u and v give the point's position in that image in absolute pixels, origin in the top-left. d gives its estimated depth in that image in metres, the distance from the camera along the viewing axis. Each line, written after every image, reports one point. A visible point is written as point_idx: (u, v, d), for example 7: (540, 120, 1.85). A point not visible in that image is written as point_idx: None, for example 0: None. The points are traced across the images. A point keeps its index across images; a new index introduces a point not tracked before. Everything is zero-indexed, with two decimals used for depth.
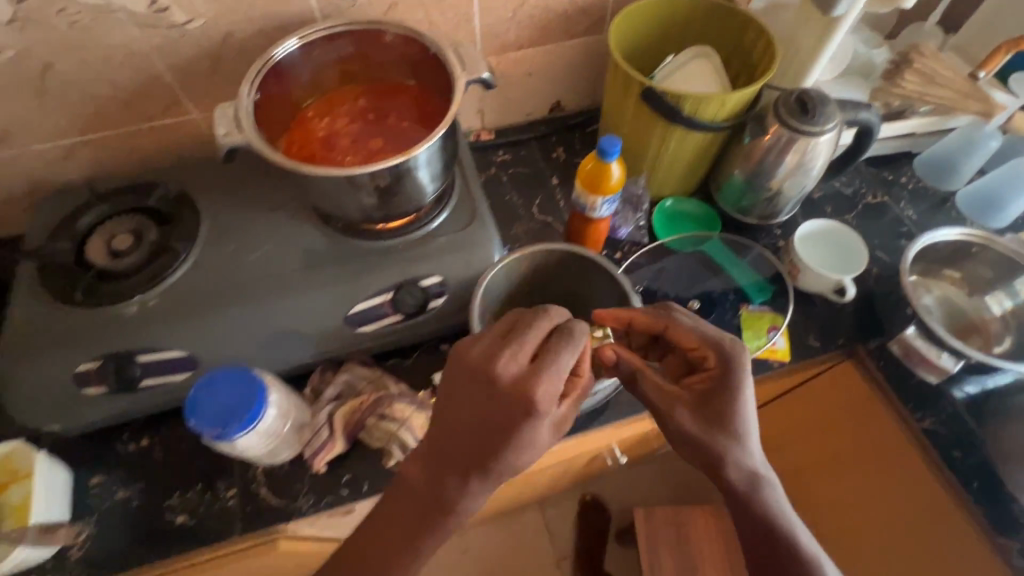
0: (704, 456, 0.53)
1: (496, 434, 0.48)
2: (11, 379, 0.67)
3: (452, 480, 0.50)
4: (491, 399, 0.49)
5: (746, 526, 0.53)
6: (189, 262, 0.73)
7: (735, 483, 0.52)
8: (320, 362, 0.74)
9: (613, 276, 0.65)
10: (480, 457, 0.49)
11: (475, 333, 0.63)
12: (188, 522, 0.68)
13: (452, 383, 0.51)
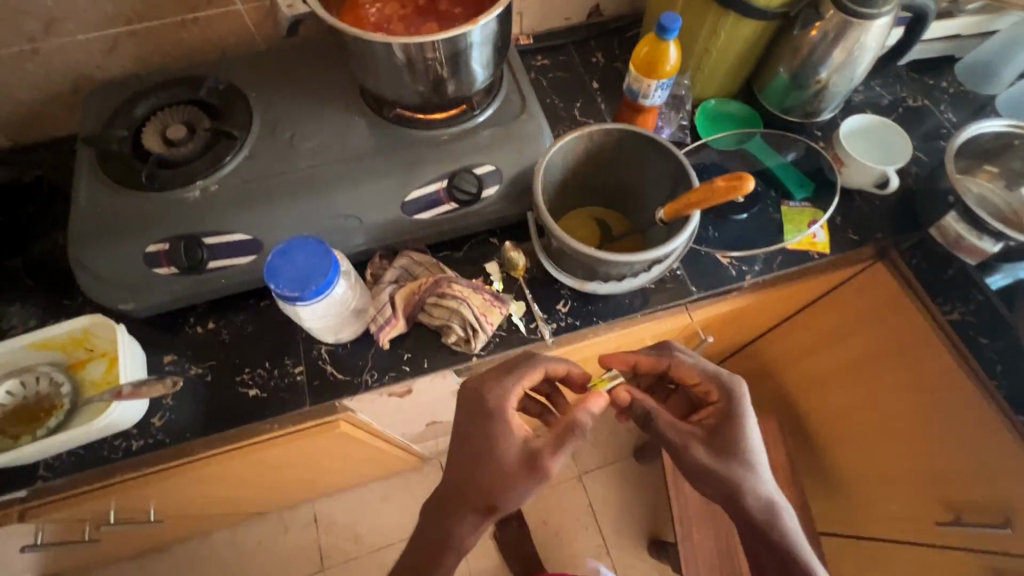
0: (718, 487, 0.60)
1: (501, 464, 0.57)
2: (82, 259, 0.69)
3: (464, 504, 0.57)
4: (503, 436, 0.58)
5: (758, 547, 0.57)
6: (245, 151, 0.74)
7: (747, 503, 0.58)
8: (376, 250, 0.76)
9: (671, 152, 0.65)
10: (488, 483, 0.57)
11: (536, 206, 0.64)
12: (259, 395, 0.71)
13: (470, 411, 0.61)
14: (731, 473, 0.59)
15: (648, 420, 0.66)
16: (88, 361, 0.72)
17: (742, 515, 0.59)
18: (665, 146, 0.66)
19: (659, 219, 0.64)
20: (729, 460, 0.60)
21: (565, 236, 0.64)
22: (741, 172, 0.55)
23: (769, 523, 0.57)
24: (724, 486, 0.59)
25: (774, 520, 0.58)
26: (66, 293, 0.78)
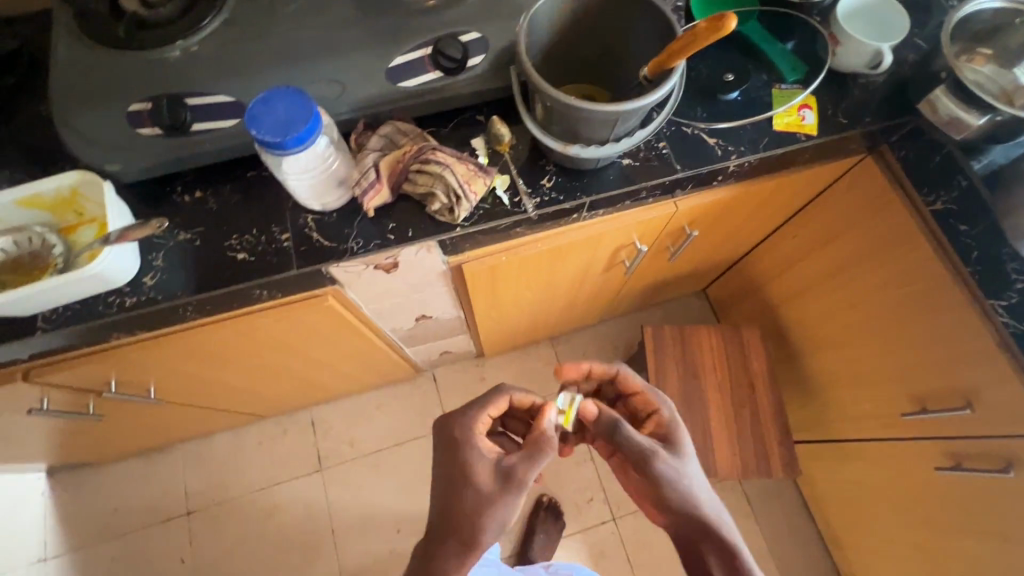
0: (669, 500, 0.64)
1: (472, 484, 0.63)
2: (66, 117, 0.69)
3: (447, 531, 0.62)
4: (474, 466, 0.65)
5: (709, 551, 0.62)
6: (225, 15, 0.73)
7: (696, 514, 0.63)
8: (358, 120, 0.75)
9: (659, 8, 0.64)
10: (464, 500, 0.62)
11: (519, 56, 0.63)
12: (248, 259, 0.73)
13: (441, 460, 0.67)
14: (682, 521, 0.64)
15: (613, 433, 0.67)
16: (79, 226, 0.73)
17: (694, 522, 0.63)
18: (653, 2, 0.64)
19: (643, 76, 0.63)
20: (678, 483, 0.64)
21: (547, 85, 0.63)
22: (724, 13, 0.54)
23: (710, 532, 0.62)
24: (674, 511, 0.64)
25: (718, 529, 0.62)
26: (53, 163, 0.79)
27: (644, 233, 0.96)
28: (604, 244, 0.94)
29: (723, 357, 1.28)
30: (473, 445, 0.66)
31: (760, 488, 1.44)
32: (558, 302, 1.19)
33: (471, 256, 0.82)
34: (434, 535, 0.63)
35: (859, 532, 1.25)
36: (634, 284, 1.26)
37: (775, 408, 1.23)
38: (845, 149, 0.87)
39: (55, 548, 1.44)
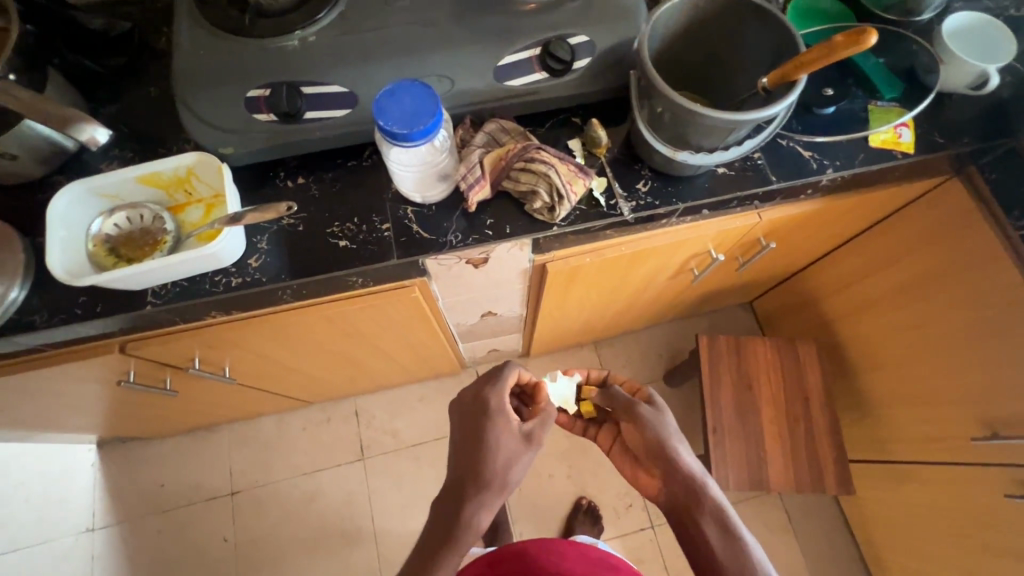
0: (653, 449, 0.71)
1: (496, 446, 0.64)
2: (188, 99, 0.71)
3: (477, 488, 0.62)
4: (500, 434, 0.65)
5: (692, 502, 0.66)
6: (341, 6, 0.74)
7: (675, 461, 0.69)
8: (465, 117, 0.77)
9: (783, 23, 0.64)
10: (490, 465, 0.63)
11: (643, 62, 0.64)
12: (349, 247, 0.75)
13: (467, 418, 0.67)
14: (660, 470, 0.70)
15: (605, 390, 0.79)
16: (187, 206, 0.76)
17: (674, 469, 0.69)
18: (777, 16, 0.65)
19: (762, 87, 0.64)
20: (659, 432, 0.72)
21: (670, 91, 0.64)
22: (864, 26, 0.54)
23: (693, 482, 0.67)
24: (656, 461, 0.71)
25: (700, 480, 0.67)
26: (158, 144, 0.81)
27: (721, 243, 0.96)
28: (682, 251, 0.95)
29: (777, 370, 1.27)
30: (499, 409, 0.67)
31: (802, 503, 1.44)
32: (618, 304, 1.19)
33: (557, 255, 0.83)
34: (461, 489, 0.63)
35: (905, 553, 1.24)
36: (693, 291, 1.26)
37: (829, 424, 1.23)
38: (935, 169, 0.87)
39: (102, 519, 1.48)
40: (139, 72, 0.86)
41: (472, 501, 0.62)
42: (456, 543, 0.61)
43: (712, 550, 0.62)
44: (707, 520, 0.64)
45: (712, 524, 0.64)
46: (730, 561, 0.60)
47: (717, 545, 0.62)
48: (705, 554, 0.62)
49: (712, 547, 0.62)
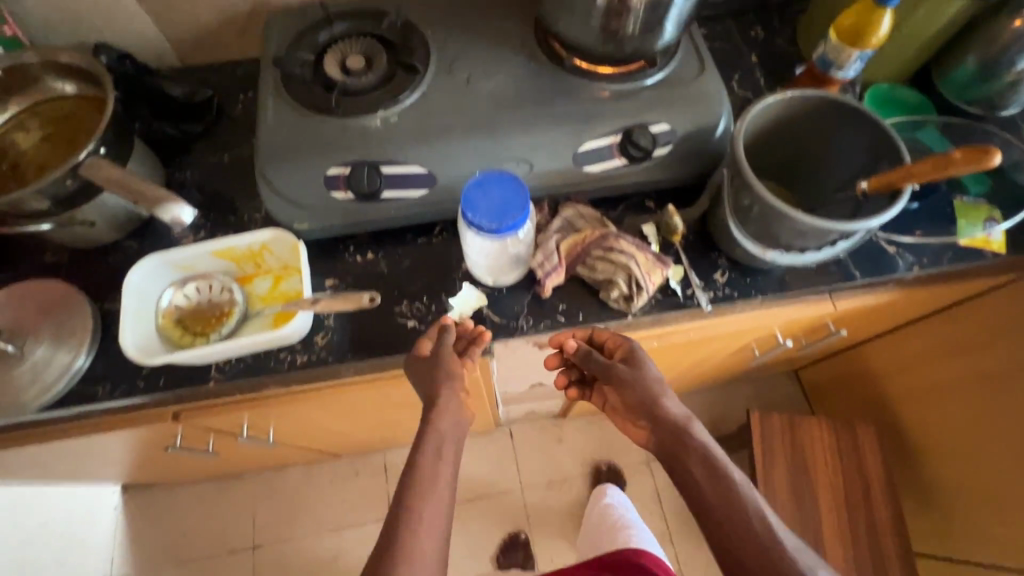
0: (638, 399, 0.62)
1: (453, 410, 0.61)
2: (267, 174, 0.71)
3: (433, 443, 0.59)
4: (448, 398, 0.61)
5: (686, 475, 0.57)
6: (424, 87, 0.75)
7: (663, 407, 0.61)
8: (541, 201, 0.77)
9: (884, 128, 0.62)
10: (448, 421, 0.60)
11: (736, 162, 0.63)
12: (417, 328, 0.73)
13: (418, 377, 0.65)
14: (651, 426, 0.61)
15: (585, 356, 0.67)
16: (255, 276, 0.75)
17: (662, 420, 0.60)
18: (876, 120, 0.63)
19: (861, 190, 0.61)
20: (642, 378, 0.63)
21: (762, 190, 0.62)
22: (988, 145, 0.52)
23: (683, 433, 0.59)
24: (644, 415, 0.61)
25: (691, 429, 0.59)
26: (228, 211, 0.81)
27: (791, 330, 0.92)
28: (750, 336, 0.91)
29: (833, 451, 1.21)
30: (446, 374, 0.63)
31: None
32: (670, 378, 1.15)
33: None
34: (420, 438, 0.59)
35: None
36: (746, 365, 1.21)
37: (890, 513, 1.16)
38: None
39: (120, 566, 1.43)
40: (214, 138, 0.88)
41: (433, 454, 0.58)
42: (424, 499, 0.55)
43: (715, 512, 0.53)
44: (701, 470, 0.56)
45: (700, 467, 0.56)
46: (734, 528, 0.52)
47: (721, 504, 0.53)
48: (700, 501, 0.55)
49: (711, 502, 0.54)
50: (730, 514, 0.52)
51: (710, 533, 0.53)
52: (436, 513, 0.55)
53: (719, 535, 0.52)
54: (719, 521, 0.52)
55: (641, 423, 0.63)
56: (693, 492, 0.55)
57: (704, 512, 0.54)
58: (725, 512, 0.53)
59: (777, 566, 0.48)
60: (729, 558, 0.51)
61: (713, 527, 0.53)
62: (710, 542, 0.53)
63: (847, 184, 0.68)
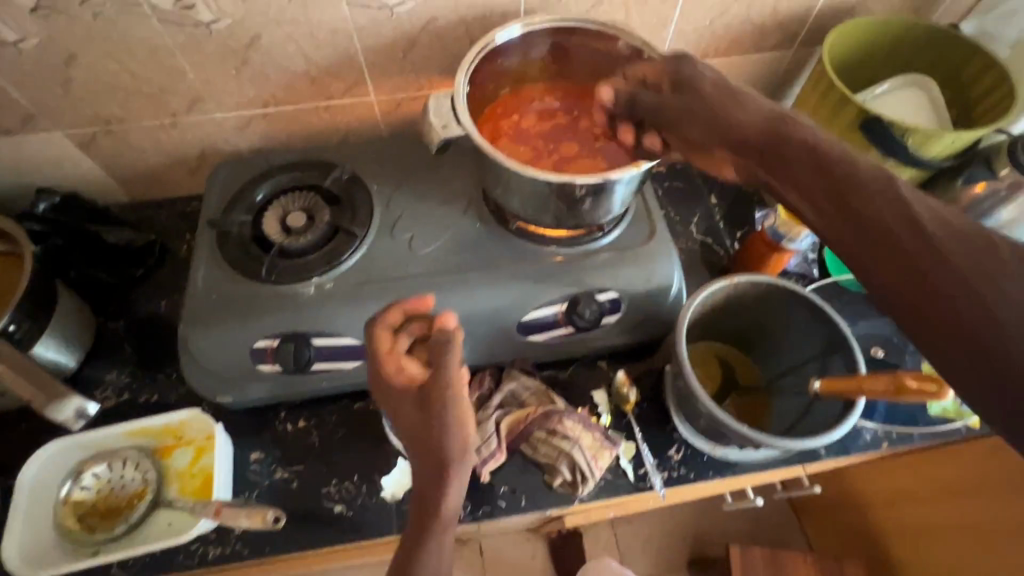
0: (848, 191, 0.45)
1: (454, 427, 0.51)
2: (190, 345, 0.68)
3: (429, 484, 0.51)
4: (447, 416, 0.50)
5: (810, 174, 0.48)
6: (363, 249, 0.72)
7: (846, 153, 0.47)
8: (484, 368, 0.72)
9: (840, 328, 0.59)
10: (447, 503, 0.51)
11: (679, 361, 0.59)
12: (344, 513, 0.67)
13: (416, 413, 0.52)
14: (837, 182, 0.46)
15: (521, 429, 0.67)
16: (174, 449, 0.69)
17: (873, 174, 0.45)
18: (829, 315, 0.60)
19: (813, 390, 0.58)
20: (842, 157, 0.47)
21: (706, 397, 0.60)
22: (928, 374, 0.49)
23: (778, 122, 0.51)
24: (831, 183, 0.46)
25: (786, 117, 0.51)
26: (161, 366, 0.78)
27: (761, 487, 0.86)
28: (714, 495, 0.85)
29: None
30: (437, 384, 0.51)
31: None
32: None
33: (574, 515, 0.74)
34: (417, 529, 0.51)
35: None
36: None
37: None
38: None
39: None
40: (154, 282, 0.85)
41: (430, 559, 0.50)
42: (431, 544, 0.50)
43: (903, 233, 0.42)
44: (914, 219, 0.42)
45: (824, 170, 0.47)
46: (934, 246, 0.41)
47: (915, 232, 0.42)
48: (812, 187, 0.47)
49: (920, 256, 0.41)
50: (945, 252, 0.40)
51: (898, 304, 0.42)
52: (440, 551, 0.51)
53: (842, 208, 0.45)
54: (882, 248, 0.43)
55: (808, 171, 0.48)
56: (870, 242, 0.44)
57: (837, 205, 0.46)
58: (870, 202, 0.44)
59: (1014, 304, 0.37)
60: (915, 288, 0.41)
61: (908, 265, 0.41)
62: (883, 276, 0.43)
63: (799, 365, 0.64)
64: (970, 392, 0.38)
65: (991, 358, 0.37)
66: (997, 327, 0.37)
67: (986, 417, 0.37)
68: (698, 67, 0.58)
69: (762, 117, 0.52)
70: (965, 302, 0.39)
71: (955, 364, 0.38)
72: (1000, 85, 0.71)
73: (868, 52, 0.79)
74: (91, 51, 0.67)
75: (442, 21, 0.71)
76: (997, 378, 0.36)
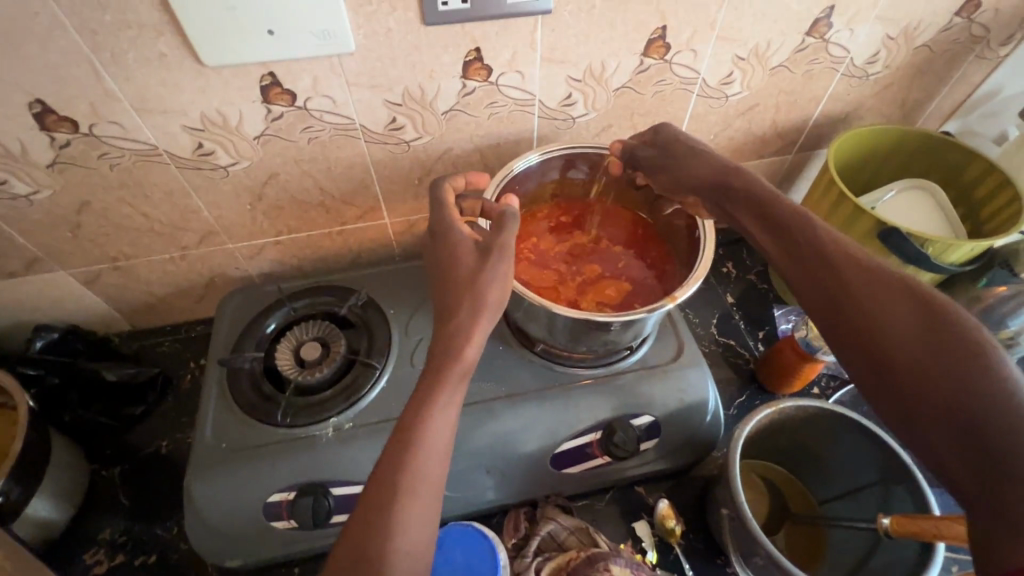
0: (818, 266, 0.45)
1: (503, 283, 0.49)
2: (196, 504, 0.61)
3: (461, 323, 0.47)
4: (499, 274, 0.49)
5: (789, 252, 0.48)
6: (383, 381, 0.68)
7: (819, 231, 0.47)
8: (517, 506, 0.69)
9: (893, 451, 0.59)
10: (475, 333, 0.47)
11: (739, 500, 0.56)
12: None
13: (457, 247, 0.52)
14: (810, 258, 0.46)
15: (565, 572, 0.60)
16: None
17: (846, 252, 0.45)
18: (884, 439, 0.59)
19: (882, 527, 0.54)
20: (815, 233, 0.47)
21: (765, 537, 0.55)
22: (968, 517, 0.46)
23: (727, 170, 0.57)
24: (807, 260, 0.46)
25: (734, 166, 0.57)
26: (160, 519, 0.71)
27: None
28: None
29: None
30: (500, 234, 0.51)
31: None
32: None
33: None
34: (432, 377, 0.46)
35: None
36: None
37: None
38: None
39: None
40: (155, 420, 0.80)
41: (437, 430, 0.45)
42: (439, 415, 0.45)
43: (870, 306, 0.41)
44: (883, 289, 0.41)
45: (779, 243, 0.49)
46: (903, 321, 0.39)
47: (883, 304, 0.40)
48: (796, 265, 0.47)
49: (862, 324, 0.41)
50: (913, 325, 0.39)
51: (871, 375, 0.40)
52: (447, 423, 0.45)
53: (811, 284, 0.45)
54: (857, 322, 0.41)
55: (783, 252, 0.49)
56: (833, 310, 0.43)
57: (808, 280, 0.46)
58: (843, 277, 0.43)
59: (986, 376, 0.35)
60: (884, 359, 0.39)
61: (876, 338, 0.40)
62: (852, 348, 0.41)
63: (855, 490, 0.64)
64: (947, 468, 0.34)
65: (966, 431, 0.34)
66: (967, 398, 0.34)
67: (966, 490, 0.33)
68: (673, 133, 0.64)
69: (711, 171, 0.58)
70: (935, 371, 0.36)
71: (931, 436, 0.35)
72: (1004, 190, 0.73)
73: (868, 156, 0.82)
74: (106, 197, 0.65)
75: (457, 150, 0.72)
76: (978, 451, 0.33)
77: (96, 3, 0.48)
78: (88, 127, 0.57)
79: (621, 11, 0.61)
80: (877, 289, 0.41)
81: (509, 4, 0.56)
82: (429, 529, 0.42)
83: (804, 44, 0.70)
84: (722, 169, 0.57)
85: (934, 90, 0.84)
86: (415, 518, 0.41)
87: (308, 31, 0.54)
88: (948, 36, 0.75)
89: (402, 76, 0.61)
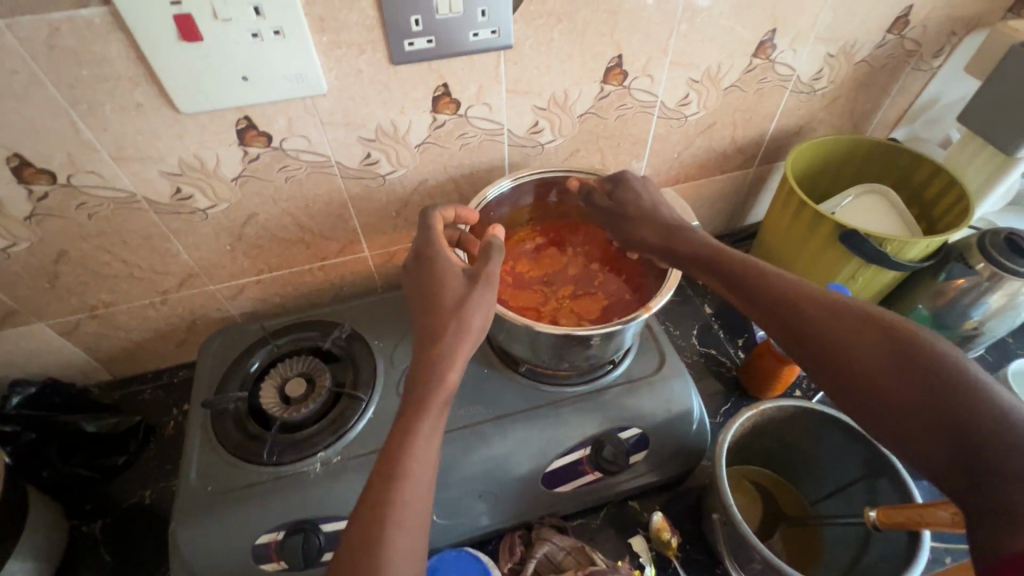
0: (777, 307, 0.50)
1: (488, 309, 0.51)
2: (181, 550, 0.60)
3: (445, 348, 0.49)
4: (485, 303, 0.51)
5: (750, 296, 0.53)
6: (370, 412, 0.68)
7: (771, 277, 0.52)
8: (513, 530, 0.68)
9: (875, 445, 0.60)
10: (458, 359, 0.49)
11: (732, 504, 0.56)
12: None
13: (439, 271, 0.53)
14: (771, 302, 0.51)
15: None
16: None
17: (803, 293, 0.49)
18: (863, 435, 0.61)
19: (871, 520, 0.54)
20: (768, 279, 0.52)
21: (759, 541, 0.55)
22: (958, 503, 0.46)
23: (677, 227, 0.63)
24: (768, 305, 0.51)
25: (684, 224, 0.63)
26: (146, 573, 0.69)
27: None
28: None
29: None
30: (488, 262, 0.52)
31: None
32: None
33: None
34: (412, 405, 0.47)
35: None
36: None
37: None
38: None
39: None
40: (138, 470, 0.78)
41: (418, 456, 0.45)
42: (416, 443, 0.46)
43: (839, 337, 0.45)
44: (850, 326, 0.44)
45: (738, 286, 0.54)
46: (873, 350, 0.42)
47: (849, 332, 0.44)
48: (760, 306, 0.51)
49: (830, 353, 0.45)
50: (876, 350, 0.42)
51: (855, 401, 0.43)
52: (430, 454, 0.46)
53: (779, 319, 0.49)
54: (827, 353, 0.45)
55: (747, 300, 0.53)
56: (805, 345, 0.47)
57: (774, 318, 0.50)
58: (802, 315, 0.48)
59: (958, 388, 0.37)
60: (868, 389, 0.42)
61: (858, 372, 0.42)
62: (832, 379, 0.44)
63: (844, 488, 0.65)
64: (943, 472, 0.36)
65: (955, 440, 0.36)
66: (944, 406, 0.37)
67: (960, 488, 0.35)
68: (626, 187, 0.68)
69: (660, 230, 0.63)
70: (911, 390, 0.39)
71: (924, 450, 0.38)
72: (951, 189, 0.78)
73: (821, 167, 0.86)
74: (84, 246, 0.66)
75: (432, 181, 0.75)
76: (965, 453, 0.35)
77: (73, 59, 0.50)
78: (65, 178, 0.58)
79: (579, 42, 0.65)
80: (834, 323, 0.45)
81: (471, 41, 0.60)
82: (416, 561, 0.42)
83: (752, 65, 0.75)
84: (673, 225, 0.63)
85: (878, 100, 0.89)
86: (401, 552, 0.42)
87: (282, 75, 0.56)
88: (884, 52, 0.81)
89: (374, 114, 0.64)
